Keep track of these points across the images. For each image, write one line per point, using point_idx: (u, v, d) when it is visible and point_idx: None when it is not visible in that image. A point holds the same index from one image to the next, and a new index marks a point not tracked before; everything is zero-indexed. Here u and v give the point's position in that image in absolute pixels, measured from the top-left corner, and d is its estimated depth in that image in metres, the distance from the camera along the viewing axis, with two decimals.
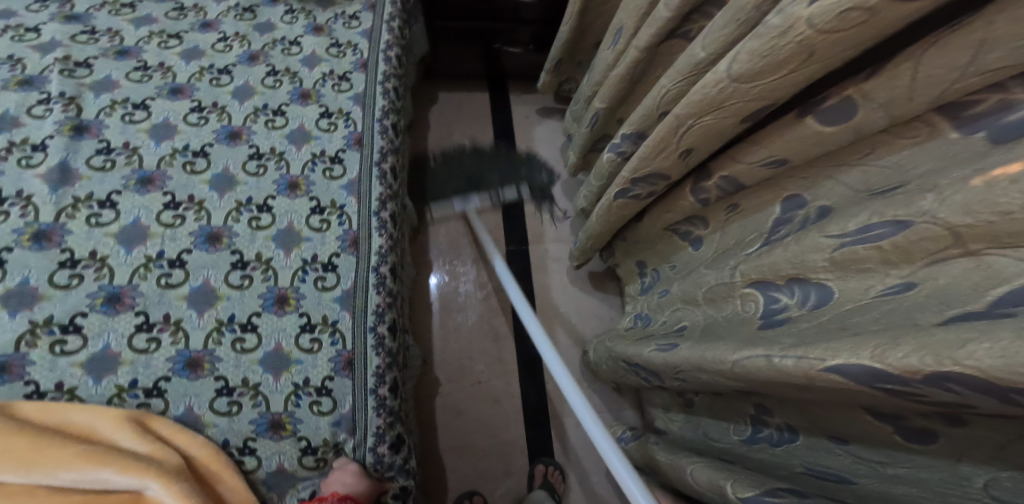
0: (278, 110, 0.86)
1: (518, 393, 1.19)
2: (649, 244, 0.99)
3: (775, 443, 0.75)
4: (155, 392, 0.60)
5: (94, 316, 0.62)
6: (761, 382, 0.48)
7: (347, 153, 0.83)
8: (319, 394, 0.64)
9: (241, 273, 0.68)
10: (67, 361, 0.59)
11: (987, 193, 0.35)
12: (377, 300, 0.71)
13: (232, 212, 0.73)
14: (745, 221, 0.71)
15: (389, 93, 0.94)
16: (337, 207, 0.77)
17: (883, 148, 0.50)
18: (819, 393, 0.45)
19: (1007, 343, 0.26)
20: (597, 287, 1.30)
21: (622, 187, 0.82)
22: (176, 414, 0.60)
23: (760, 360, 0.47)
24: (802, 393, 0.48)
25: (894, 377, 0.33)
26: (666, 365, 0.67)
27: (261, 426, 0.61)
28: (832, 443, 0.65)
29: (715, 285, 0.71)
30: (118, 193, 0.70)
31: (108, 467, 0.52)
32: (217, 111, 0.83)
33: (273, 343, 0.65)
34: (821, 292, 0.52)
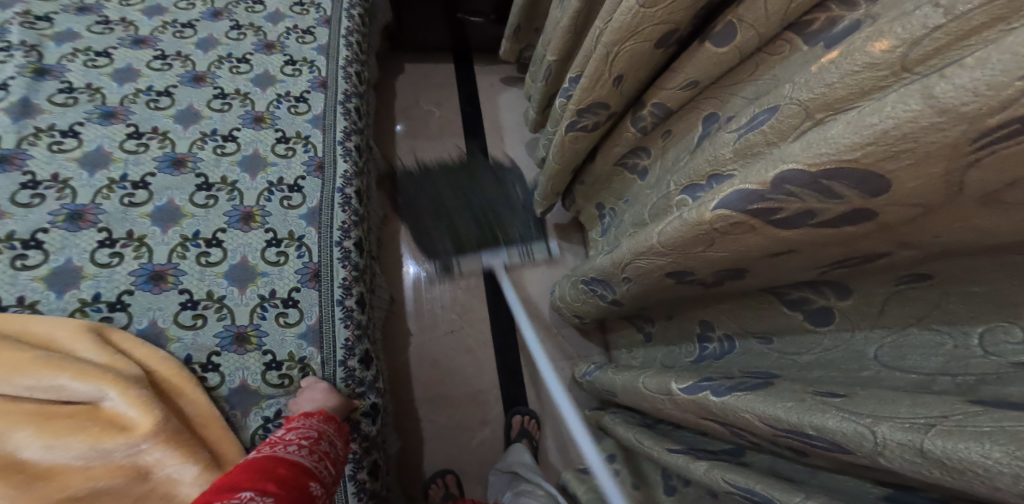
0: (243, 58, 0.83)
1: (489, 342, 1.25)
2: (604, 183, 1.06)
3: (718, 356, 0.81)
4: (119, 306, 0.62)
5: (56, 232, 0.62)
6: (682, 246, 0.52)
7: (312, 94, 0.82)
8: (286, 305, 0.67)
9: (206, 194, 0.69)
10: (28, 275, 0.60)
11: (818, 75, 0.44)
12: (343, 217, 0.74)
13: (196, 141, 0.73)
14: (678, 145, 0.79)
15: (354, 46, 0.93)
16: (302, 137, 0.77)
17: (764, 65, 0.59)
18: (722, 260, 0.51)
19: (813, 142, 0.32)
20: (562, 238, 1.36)
21: (571, 119, 0.88)
22: (139, 328, 0.62)
23: (676, 222, 0.51)
24: (708, 262, 0.53)
25: (755, 194, 0.38)
26: (615, 264, 0.72)
27: (226, 340, 0.64)
28: (759, 343, 0.72)
29: (659, 201, 0.79)
30: (80, 124, 0.70)
31: (64, 373, 0.55)
32: (181, 59, 0.81)
33: (238, 257, 0.67)
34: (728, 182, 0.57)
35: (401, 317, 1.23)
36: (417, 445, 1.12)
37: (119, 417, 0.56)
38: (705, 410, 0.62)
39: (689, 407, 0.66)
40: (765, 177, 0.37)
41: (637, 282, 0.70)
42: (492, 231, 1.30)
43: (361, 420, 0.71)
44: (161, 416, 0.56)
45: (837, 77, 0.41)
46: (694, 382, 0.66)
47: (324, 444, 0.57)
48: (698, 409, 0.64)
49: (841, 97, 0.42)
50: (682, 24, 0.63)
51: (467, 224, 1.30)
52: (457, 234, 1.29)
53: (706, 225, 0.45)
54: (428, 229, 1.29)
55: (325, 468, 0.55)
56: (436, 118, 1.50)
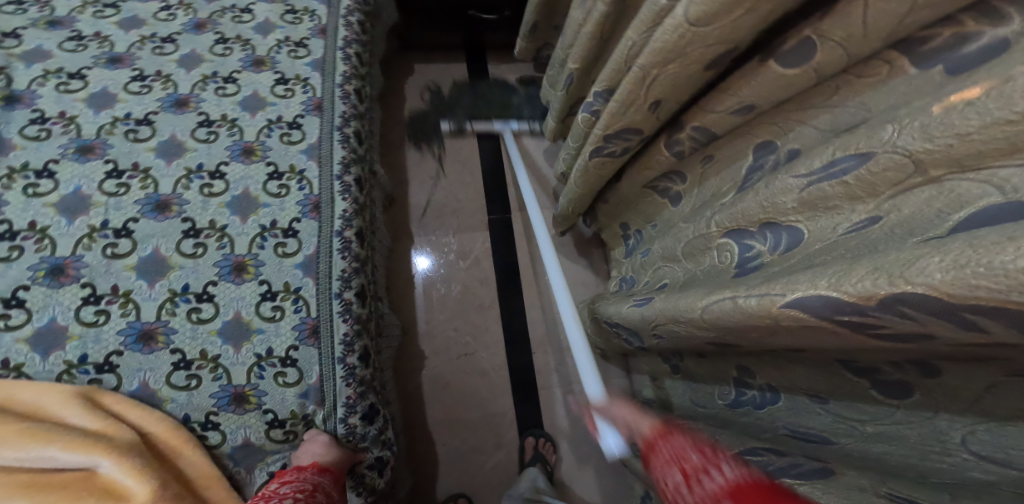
0: (229, 77, 0.76)
1: (504, 364, 1.18)
2: (630, 203, 0.96)
3: (759, 406, 0.70)
4: (106, 368, 0.56)
5: (38, 289, 0.57)
6: (731, 328, 0.47)
7: (306, 119, 0.75)
8: (284, 364, 0.61)
9: (194, 241, 0.62)
10: (12, 337, 0.55)
11: (943, 119, 0.35)
12: (342, 265, 0.66)
13: (181, 179, 0.66)
14: (722, 174, 0.69)
15: (352, 59, 0.85)
16: (296, 171, 0.70)
17: (846, 88, 0.47)
18: (788, 341, 0.44)
19: (954, 254, 0.27)
20: (582, 255, 1.27)
21: (595, 145, 0.79)
22: (130, 390, 0.57)
23: (727, 303, 0.45)
24: (770, 340, 0.46)
25: (847, 306, 0.33)
26: (644, 320, 0.66)
27: (223, 399, 0.59)
28: (813, 402, 0.60)
29: (693, 240, 0.71)
30: (55, 161, 0.64)
31: (52, 444, 0.51)
32: (161, 80, 0.74)
33: (231, 312, 0.60)
34: (792, 234, 0.53)
35: (414, 340, 1.17)
36: (430, 474, 1.07)
37: (115, 486, 0.52)
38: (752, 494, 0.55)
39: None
40: (864, 291, 0.31)
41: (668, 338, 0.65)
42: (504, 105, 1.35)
43: (366, 472, 0.67)
44: (159, 483, 0.52)
45: (972, 127, 0.33)
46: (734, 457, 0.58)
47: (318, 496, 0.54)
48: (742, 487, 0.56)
49: (977, 151, 0.34)
50: (740, 42, 0.52)
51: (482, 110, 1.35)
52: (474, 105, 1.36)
53: (771, 317, 0.40)
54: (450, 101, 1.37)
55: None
56: (447, 123, 1.40)
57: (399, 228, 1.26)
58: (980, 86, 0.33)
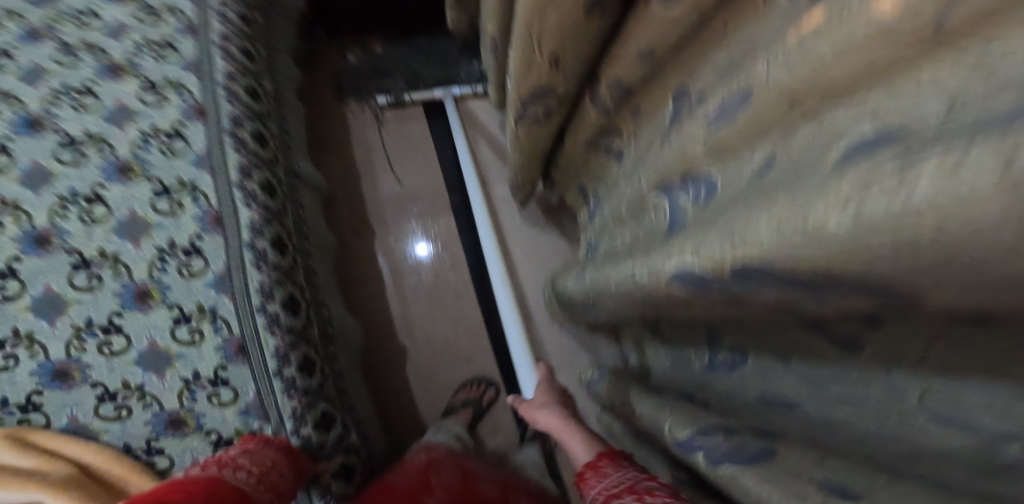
0: (84, 89, 0.70)
1: (488, 348, 1.11)
2: (580, 168, 0.91)
3: (731, 371, 0.53)
4: (31, 407, 0.56)
5: None
6: (644, 300, 0.44)
7: (189, 127, 0.69)
8: (215, 385, 0.60)
9: (86, 273, 0.59)
10: None
11: (800, 46, 0.31)
12: (260, 279, 0.64)
13: (55, 210, 0.61)
14: (651, 125, 0.63)
15: (232, 53, 0.79)
16: (187, 184, 0.65)
17: (732, 24, 0.42)
18: (708, 311, 0.40)
19: (781, 219, 0.24)
20: (553, 222, 1.18)
21: (516, 109, 0.74)
22: (61, 426, 0.57)
23: (629, 277, 0.43)
24: (689, 309, 0.42)
25: (709, 278, 0.31)
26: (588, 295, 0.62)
27: (159, 426, 0.59)
28: (777, 363, 0.45)
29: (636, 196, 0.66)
30: None
31: None
32: (5, 100, 0.67)
33: (146, 341, 0.59)
34: (708, 187, 0.45)
35: (392, 334, 1.09)
36: None
37: None
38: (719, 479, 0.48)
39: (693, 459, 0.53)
40: (720, 259, 0.29)
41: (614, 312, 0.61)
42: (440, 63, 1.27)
43: (332, 480, 0.67)
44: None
45: (827, 50, 0.29)
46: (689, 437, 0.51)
47: (275, 474, 0.56)
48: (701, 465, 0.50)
49: (844, 77, 0.29)
50: None
51: (421, 69, 1.27)
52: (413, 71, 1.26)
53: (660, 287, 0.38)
54: (387, 68, 1.27)
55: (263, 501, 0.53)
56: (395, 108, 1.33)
57: (360, 221, 1.18)
58: (821, 7, 0.29)
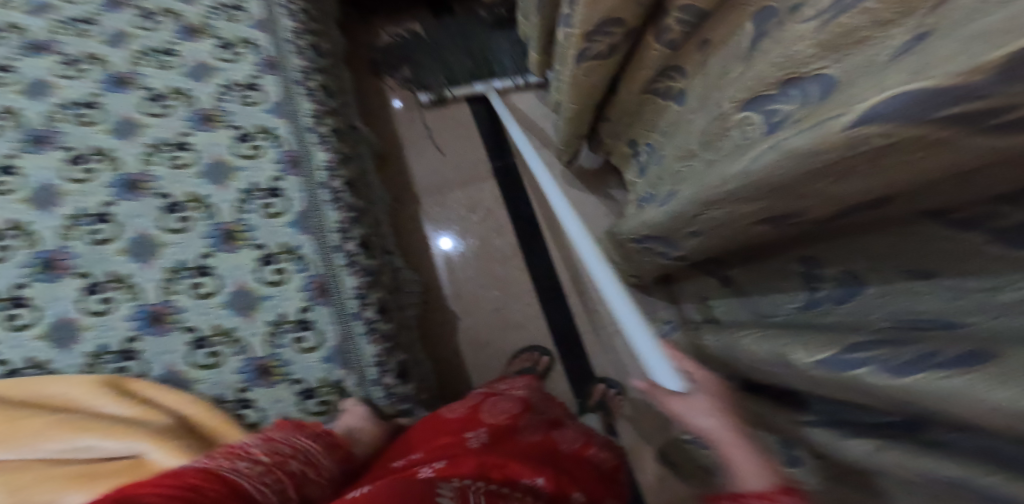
0: (165, 50, 0.69)
1: (539, 314, 1.07)
2: (631, 116, 0.89)
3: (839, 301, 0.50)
4: (129, 355, 0.54)
5: (36, 285, 0.54)
6: (770, 189, 0.34)
7: (262, 78, 0.69)
8: (301, 328, 0.58)
9: (177, 216, 0.59)
10: (25, 336, 0.52)
11: None
12: (336, 216, 0.63)
13: (146, 156, 0.61)
14: (721, 55, 0.61)
15: (297, 12, 0.79)
16: (265, 130, 0.65)
17: None
18: (852, 190, 0.31)
19: None
20: (596, 184, 1.17)
21: (577, 47, 0.70)
22: (158, 375, 0.54)
23: (761, 155, 0.33)
24: (833, 193, 0.32)
25: (932, 99, 0.20)
26: (675, 219, 0.50)
27: (249, 374, 0.56)
28: (916, 281, 0.40)
29: (709, 125, 0.61)
30: (14, 156, 0.58)
31: (91, 435, 0.47)
32: (93, 61, 0.66)
33: (232, 282, 0.58)
34: (822, 84, 0.41)
35: (442, 303, 1.08)
36: None
37: None
38: (898, 403, 0.30)
39: (835, 386, 0.36)
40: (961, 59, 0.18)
41: (709, 235, 0.49)
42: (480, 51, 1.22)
43: None
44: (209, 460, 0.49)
45: None
46: (834, 354, 0.35)
47: (294, 462, 0.47)
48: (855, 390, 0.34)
49: None
50: None
51: (459, 60, 1.22)
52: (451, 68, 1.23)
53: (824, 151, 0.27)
54: (425, 64, 1.23)
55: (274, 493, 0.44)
56: None
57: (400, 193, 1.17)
58: None
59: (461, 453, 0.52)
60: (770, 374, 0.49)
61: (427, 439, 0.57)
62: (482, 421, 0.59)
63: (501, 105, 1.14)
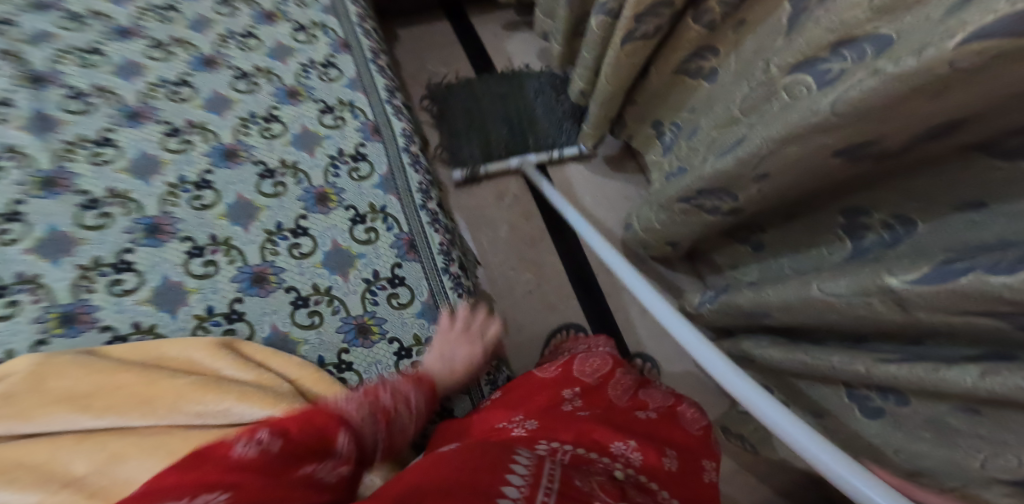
0: (246, 34, 0.78)
1: (573, 295, 1.09)
2: (662, 98, 0.95)
3: (888, 245, 0.59)
4: (235, 316, 0.57)
5: (142, 251, 0.58)
6: (869, 112, 0.42)
7: (338, 58, 0.79)
8: (394, 285, 0.61)
9: (272, 182, 0.65)
10: (133, 300, 0.56)
11: None
12: (418, 179, 0.71)
13: (238, 128, 0.68)
14: (758, 33, 0.68)
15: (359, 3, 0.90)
16: (345, 104, 0.75)
17: None
18: (947, 102, 0.38)
19: None
20: (617, 170, 1.22)
21: (626, 28, 0.77)
22: (264, 337, 0.57)
23: (865, 83, 0.41)
24: (928, 108, 0.40)
25: None
26: (742, 164, 0.59)
27: (350, 333, 0.58)
28: (967, 211, 0.48)
29: (753, 92, 0.65)
30: (110, 130, 0.65)
31: (228, 395, 0.48)
32: (181, 45, 0.75)
33: (328, 242, 0.62)
34: (879, 41, 0.45)
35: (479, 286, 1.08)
36: None
37: None
38: (1001, 301, 0.37)
39: (930, 305, 0.43)
40: None
41: (778, 175, 0.58)
42: (518, 121, 1.20)
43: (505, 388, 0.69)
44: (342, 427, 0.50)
45: None
46: (931, 269, 0.42)
47: (385, 395, 0.51)
48: (952, 299, 0.41)
49: None
50: None
51: (497, 128, 1.19)
52: (488, 141, 1.19)
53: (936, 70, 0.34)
54: (461, 132, 1.19)
55: (371, 424, 0.48)
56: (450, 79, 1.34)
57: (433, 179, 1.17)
58: None
59: (557, 415, 0.56)
60: (848, 310, 0.53)
61: (522, 394, 0.60)
62: (577, 382, 0.62)
63: (547, 188, 1.11)
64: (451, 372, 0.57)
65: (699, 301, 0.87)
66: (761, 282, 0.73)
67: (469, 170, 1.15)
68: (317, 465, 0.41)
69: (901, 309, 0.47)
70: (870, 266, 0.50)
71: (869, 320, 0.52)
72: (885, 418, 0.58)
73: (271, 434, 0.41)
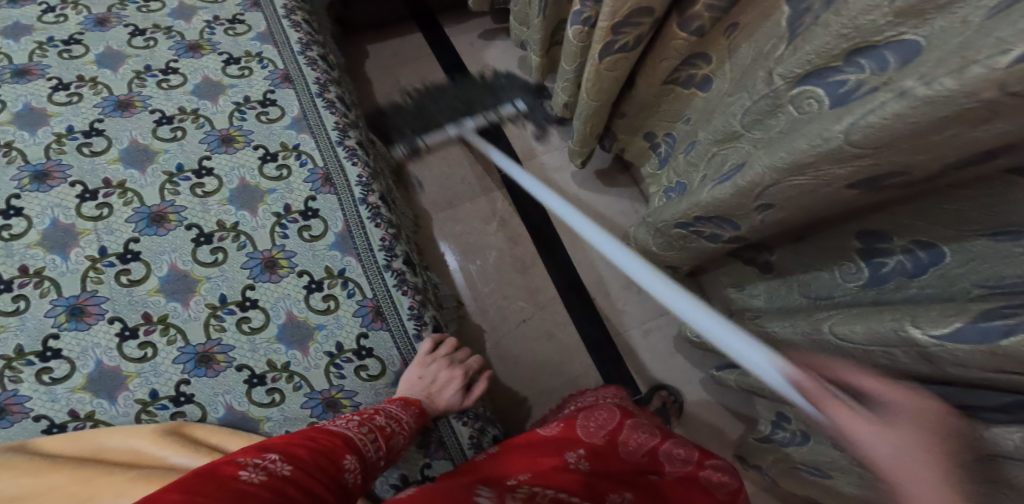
0: (166, 69, 0.69)
1: (569, 321, 1.02)
2: (651, 107, 0.89)
3: (911, 274, 0.53)
4: (183, 398, 0.50)
5: (67, 335, 0.51)
6: (897, 140, 0.34)
7: (278, 93, 0.70)
8: (361, 357, 0.55)
9: (209, 248, 0.57)
10: (65, 388, 0.49)
11: None
12: (379, 233, 0.62)
13: (164, 186, 0.60)
14: (753, 39, 0.61)
15: (300, 26, 0.79)
16: (290, 148, 0.66)
17: None
18: (998, 131, 0.30)
19: None
20: (609, 183, 1.16)
21: (604, 40, 0.70)
22: (218, 418, 0.50)
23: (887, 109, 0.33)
24: (964, 138, 0.32)
25: None
26: (742, 194, 0.52)
27: (318, 408, 0.52)
28: (1006, 244, 0.42)
29: (754, 105, 0.57)
30: (16, 197, 0.57)
31: None
32: (88, 84, 0.66)
33: (282, 314, 0.55)
34: (900, 49, 0.38)
35: (468, 318, 1.02)
36: None
37: None
38: None
39: (963, 362, 0.37)
40: None
41: (784, 206, 0.51)
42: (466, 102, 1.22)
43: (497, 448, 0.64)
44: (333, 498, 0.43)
45: None
46: (966, 324, 0.35)
47: (380, 417, 0.49)
48: (994, 361, 0.34)
49: None
50: None
51: (444, 110, 1.19)
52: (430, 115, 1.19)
53: (980, 97, 0.27)
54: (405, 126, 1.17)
55: (373, 443, 0.46)
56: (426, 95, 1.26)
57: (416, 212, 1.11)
58: None
59: (558, 478, 0.52)
60: (866, 357, 0.48)
61: (526, 458, 0.56)
62: (581, 443, 0.58)
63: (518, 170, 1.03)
64: (433, 403, 0.55)
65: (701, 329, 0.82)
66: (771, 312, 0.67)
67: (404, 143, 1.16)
68: (324, 486, 0.37)
69: (926, 361, 0.41)
70: (894, 308, 0.44)
71: (894, 369, 0.46)
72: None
73: (281, 458, 0.37)
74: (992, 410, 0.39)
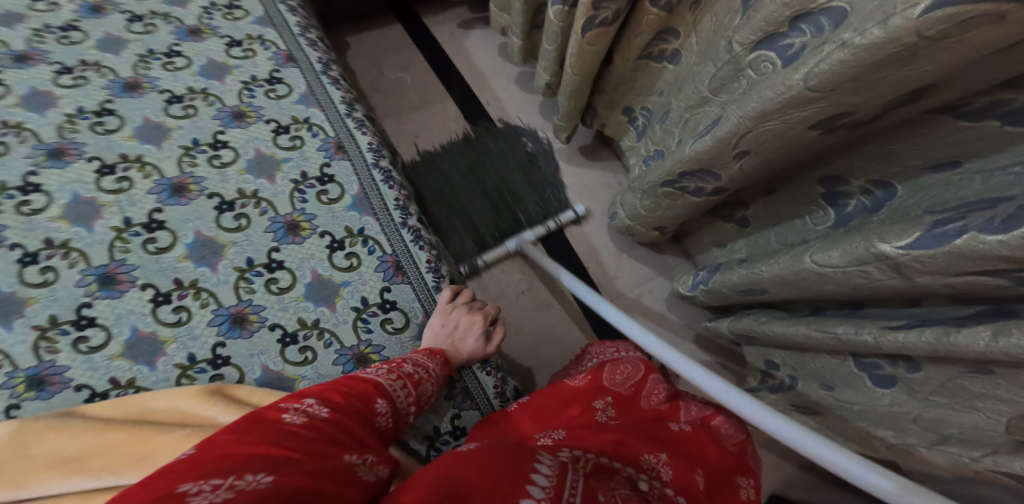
0: (170, 52, 0.73)
1: (565, 291, 1.07)
2: (629, 83, 0.95)
3: (870, 211, 0.60)
4: (221, 361, 0.55)
5: (101, 304, 0.55)
6: (848, 83, 0.40)
7: (283, 72, 0.75)
8: (386, 310, 0.60)
9: (232, 214, 0.62)
10: (104, 356, 0.53)
11: None
12: (393, 195, 0.69)
13: (182, 158, 0.64)
14: (716, 11, 0.67)
15: (295, 10, 0.84)
16: (301, 121, 0.72)
17: None
18: (923, 68, 0.37)
19: None
20: (592, 159, 1.21)
21: (586, 16, 0.75)
22: (255, 378, 0.55)
23: (837, 56, 0.39)
24: (902, 76, 0.39)
25: None
26: (722, 144, 0.58)
27: (348, 364, 0.56)
28: (944, 173, 0.49)
29: (719, 71, 0.62)
30: (33, 174, 0.59)
31: None
32: (92, 68, 0.69)
33: (308, 273, 0.60)
34: (831, 16, 0.44)
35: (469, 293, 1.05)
36: None
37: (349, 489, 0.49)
38: (1002, 260, 0.37)
39: (927, 269, 0.43)
40: None
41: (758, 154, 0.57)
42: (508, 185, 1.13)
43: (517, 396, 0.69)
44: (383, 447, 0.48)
45: None
46: (924, 233, 0.42)
47: (407, 365, 0.53)
48: (949, 261, 0.40)
49: None
50: None
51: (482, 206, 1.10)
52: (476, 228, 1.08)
53: (905, 39, 0.33)
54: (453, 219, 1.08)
55: (402, 390, 0.51)
56: (410, 83, 1.29)
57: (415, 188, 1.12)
58: None
59: (591, 432, 0.57)
60: (845, 280, 0.53)
61: (547, 408, 0.62)
62: (608, 391, 0.65)
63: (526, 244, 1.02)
64: (456, 350, 0.59)
65: (690, 284, 0.89)
66: (754, 259, 0.73)
67: (467, 263, 1.04)
68: (359, 427, 0.44)
69: (898, 274, 0.47)
70: (860, 233, 0.51)
71: (870, 289, 0.52)
72: (897, 383, 0.59)
73: (316, 402, 0.43)
74: (958, 318, 0.46)
